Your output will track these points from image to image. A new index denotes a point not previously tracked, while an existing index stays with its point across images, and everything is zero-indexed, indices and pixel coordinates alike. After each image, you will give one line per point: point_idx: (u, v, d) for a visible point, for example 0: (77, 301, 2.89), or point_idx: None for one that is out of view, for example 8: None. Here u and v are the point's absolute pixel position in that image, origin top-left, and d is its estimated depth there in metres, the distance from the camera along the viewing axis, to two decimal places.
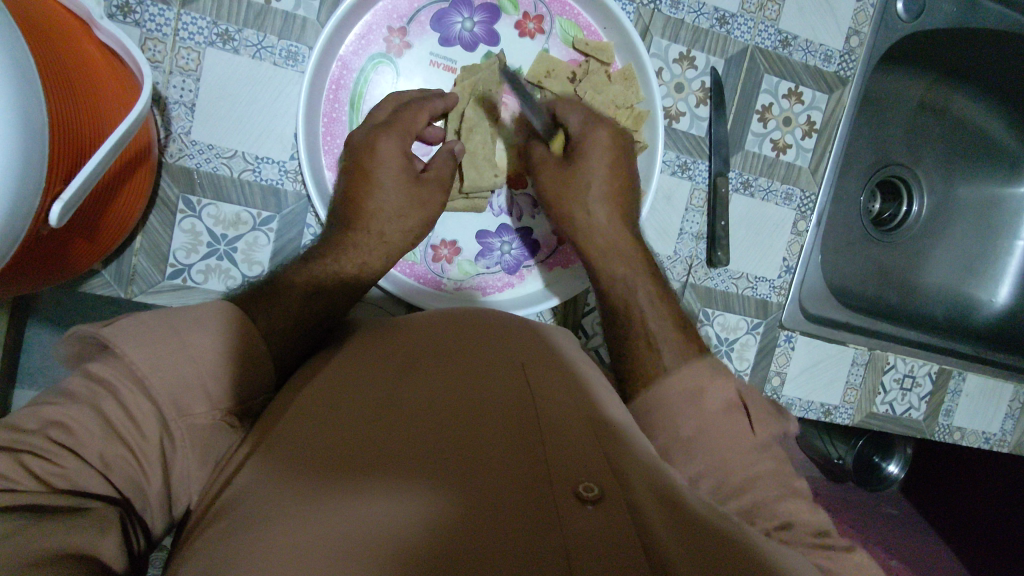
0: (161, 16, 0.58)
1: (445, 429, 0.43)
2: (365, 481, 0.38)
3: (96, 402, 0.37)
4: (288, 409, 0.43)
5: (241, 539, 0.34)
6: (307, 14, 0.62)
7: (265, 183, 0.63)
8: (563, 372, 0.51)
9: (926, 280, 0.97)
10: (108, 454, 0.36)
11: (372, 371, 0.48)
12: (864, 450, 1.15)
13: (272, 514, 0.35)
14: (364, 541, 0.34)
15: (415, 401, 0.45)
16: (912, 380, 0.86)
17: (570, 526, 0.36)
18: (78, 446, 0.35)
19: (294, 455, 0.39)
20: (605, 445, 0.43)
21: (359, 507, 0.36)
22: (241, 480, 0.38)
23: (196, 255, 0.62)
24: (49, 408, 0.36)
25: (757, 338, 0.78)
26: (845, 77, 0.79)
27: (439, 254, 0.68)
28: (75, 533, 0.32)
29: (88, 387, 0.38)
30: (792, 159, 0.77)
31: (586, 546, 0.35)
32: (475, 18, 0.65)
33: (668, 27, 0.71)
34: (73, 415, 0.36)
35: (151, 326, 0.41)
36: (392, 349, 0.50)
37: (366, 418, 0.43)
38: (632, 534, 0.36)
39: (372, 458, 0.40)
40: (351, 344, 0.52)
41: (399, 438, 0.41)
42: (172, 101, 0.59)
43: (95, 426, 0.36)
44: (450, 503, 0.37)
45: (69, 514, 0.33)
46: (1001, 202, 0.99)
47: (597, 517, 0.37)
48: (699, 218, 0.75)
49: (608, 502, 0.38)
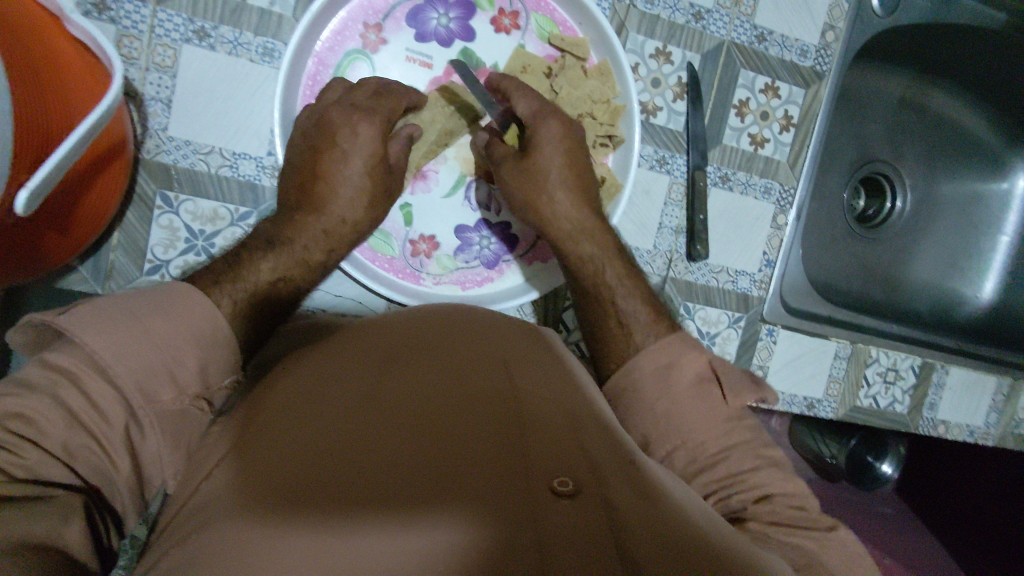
0: (137, 13, 0.58)
1: (424, 429, 0.42)
2: (338, 481, 0.37)
3: (59, 394, 0.36)
4: (262, 410, 0.43)
5: (210, 537, 0.33)
6: (283, 12, 0.62)
7: (242, 179, 0.63)
8: (543, 367, 0.51)
9: (910, 276, 0.98)
10: (74, 443, 0.36)
11: (348, 369, 0.47)
12: (857, 450, 1.10)
13: (240, 512, 0.34)
14: (334, 544, 0.33)
15: (392, 401, 0.44)
16: (896, 374, 0.86)
17: (546, 521, 0.35)
18: (40, 437, 0.34)
19: (267, 456, 0.39)
20: (583, 441, 0.42)
21: (331, 507, 0.36)
22: (211, 485, 0.38)
23: (174, 250, 0.62)
24: (8, 399, 0.34)
25: (739, 332, 0.78)
26: (821, 72, 0.80)
27: (418, 249, 0.68)
28: (39, 520, 0.32)
29: (45, 377, 0.36)
30: (770, 154, 0.78)
31: (562, 544, 0.34)
32: (450, 14, 0.66)
33: (644, 23, 0.71)
34: (35, 407, 0.35)
35: (114, 316, 0.40)
36: (374, 350, 0.50)
37: (341, 418, 0.43)
38: (606, 528, 0.35)
39: (347, 459, 0.39)
40: (329, 344, 0.52)
41: (375, 438, 0.41)
42: (149, 97, 0.59)
43: (56, 414, 0.35)
44: (424, 503, 0.36)
45: (32, 502, 0.33)
46: (984, 198, 0.99)
47: (573, 512, 0.36)
48: (678, 212, 0.75)
49: (586, 496, 0.37)
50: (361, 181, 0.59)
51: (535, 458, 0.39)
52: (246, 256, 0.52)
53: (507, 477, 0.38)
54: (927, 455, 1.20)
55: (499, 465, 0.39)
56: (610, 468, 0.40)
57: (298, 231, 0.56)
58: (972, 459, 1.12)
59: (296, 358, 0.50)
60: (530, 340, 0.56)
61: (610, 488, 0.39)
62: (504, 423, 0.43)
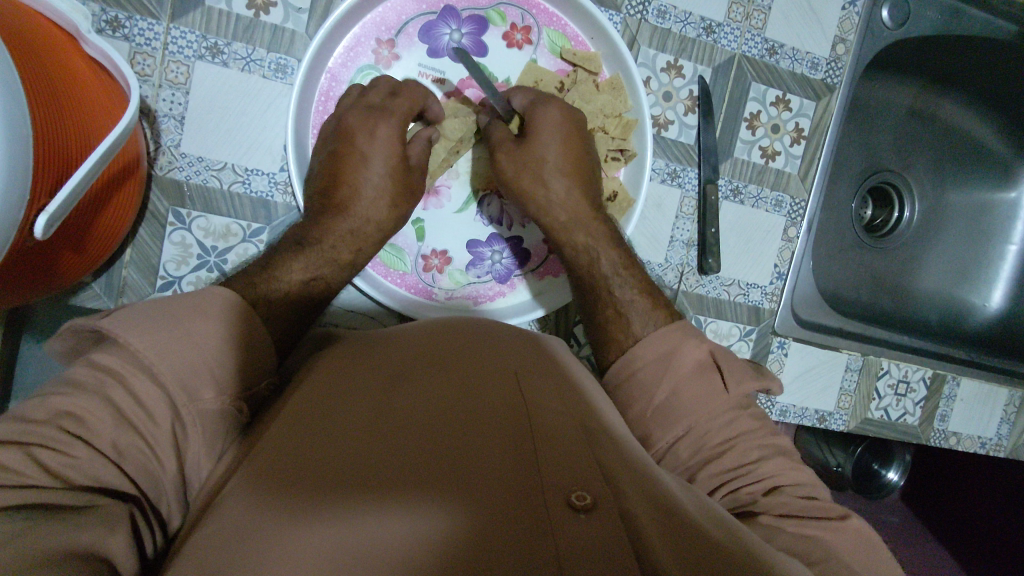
0: (150, 30, 0.58)
1: (435, 442, 0.41)
2: (348, 496, 0.36)
3: (107, 393, 0.37)
4: (276, 421, 0.43)
5: (223, 549, 0.32)
6: (296, 27, 0.62)
7: (254, 195, 0.63)
8: (556, 379, 0.49)
9: (918, 286, 0.98)
10: (122, 441, 0.36)
11: (362, 383, 0.47)
12: (863, 457, 1.12)
13: (252, 525, 0.33)
14: (344, 560, 0.32)
15: (403, 414, 0.43)
16: (907, 386, 0.86)
17: (562, 534, 0.34)
18: (91, 435, 0.35)
19: (275, 467, 0.38)
20: (598, 452, 0.40)
21: (342, 519, 0.35)
22: (221, 500, 0.37)
23: (186, 267, 0.62)
24: (58, 399, 0.35)
25: (750, 345, 0.78)
26: (832, 85, 0.80)
27: (430, 264, 0.68)
28: (83, 529, 0.32)
29: (94, 377, 0.37)
30: (781, 166, 0.78)
31: (575, 559, 0.32)
32: (462, 29, 0.66)
33: (656, 37, 0.71)
34: (84, 405, 0.35)
35: (151, 318, 0.41)
36: (384, 365, 0.49)
37: (352, 431, 0.42)
38: (626, 542, 0.34)
39: (357, 473, 0.38)
40: (339, 357, 0.51)
41: (386, 451, 0.40)
42: (161, 115, 0.59)
43: (106, 415, 0.36)
44: (436, 516, 0.35)
45: (79, 510, 0.33)
46: (993, 207, 0.99)
47: (590, 526, 0.34)
48: (690, 225, 0.75)
49: (604, 510, 0.35)
50: (383, 182, 0.60)
51: (550, 471, 0.38)
52: (278, 259, 0.53)
53: (520, 493, 0.37)
54: (934, 464, 1.19)
55: (511, 480, 0.38)
56: (627, 481, 0.39)
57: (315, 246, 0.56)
58: (974, 469, 1.11)
59: (305, 371, 0.50)
60: (542, 352, 0.55)
61: (628, 502, 0.37)
62: (517, 436, 0.41)
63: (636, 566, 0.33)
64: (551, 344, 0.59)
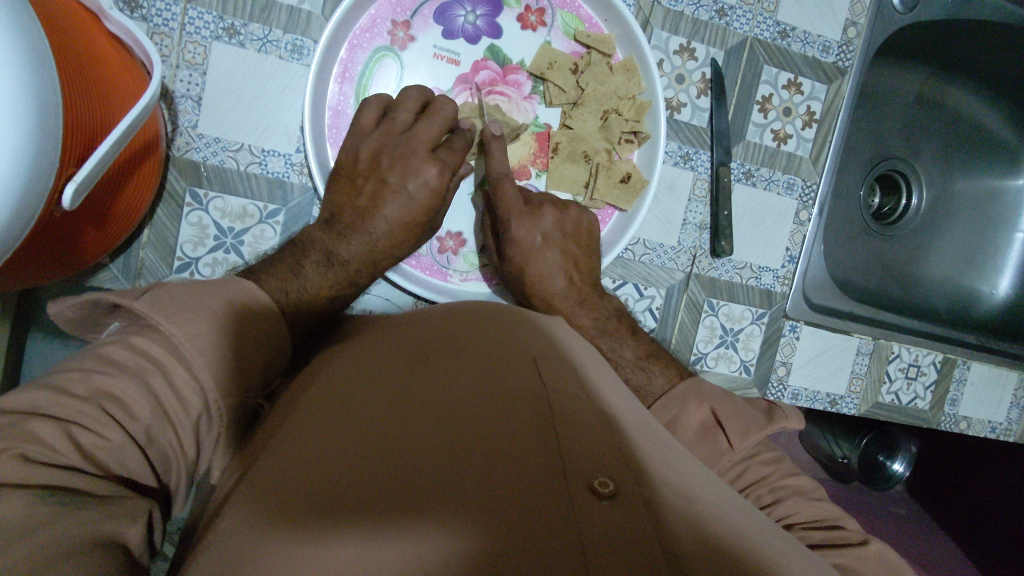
0: (168, 11, 0.58)
1: (449, 430, 0.39)
2: (354, 486, 0.35)
3: (145, 377, 0.37)
4: (284, 427, 0.42)
5: (229, 557, 0.31)
6: (312, 9, 0.62)
7: (271, 176, 0.63)
8: (574, 364, 0.47)
9: (926, 272, 0.98)
10: (153, 428, 0.37)
11: (373, 378, 0.45)
12: (870, 449, 1.08)
13: (259, 529, 0.32)
14: (351, 566, 0.30)
15: (415, 403, 0.42)
16: (918, 370, 0.86)
17: (583, 518, 0.32)
18: (124, 418, 0.36)
19: (282, 470, 0.37)
20: (620, 437, 0.38)
21: (346, 516, 0.33)
22: (227, 507, 0.37)
23: (203, 248, 0.62)
24: (101, 378, 0.36)
25: (762, 328, 0.78)
26: (843, 68, 0.80)
27: (445, 246, 0.69)
28: (111, 515, 0.32)
29: (133, 360, 0.38)
30: (793, 149, 0.78)
31: (600, 544, 0.30)
32: (477, 11, 0.66)
33: (668, 19, 0.72)
34: (122, 386, 0.36)
35: (174, 299, 0.41)
36: (397, 359, 0.48)
37: (361, 425, 0.40)
38: (649, 530, 0.31)
39: (364, 465, 0.36)
40: (354, 354, 0.50)
41: (395, 441, 0.38)
42: (180, 95, 0.59)
43: (142, 398, 0.37)
44: (447, 504, 0.33)
45: (104, 497, 0.33)
46: (1000, 194, 1.00)
47: (612, 511, 0.32)
48: (702, 208, 0.75)
49: (626, 496, 0.33)
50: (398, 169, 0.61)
51: (572, 454, 0.36)
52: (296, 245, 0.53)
53: (537, 475, 0.35)
54: (953, 449, 1.17)
55: (529, 462, 0.36)
56: (652, 468, 0.37)
57: (343, 265, 0.57)
58: (986, 454, 1.11)
59: (321, 368, 0.49)
60: (545, 334, 0.53)
61: (653, 487, 0.35)
62: (536, 418, 0.39)
63: (660, 554, 0.30)
64: (550, 323, 0.57)
